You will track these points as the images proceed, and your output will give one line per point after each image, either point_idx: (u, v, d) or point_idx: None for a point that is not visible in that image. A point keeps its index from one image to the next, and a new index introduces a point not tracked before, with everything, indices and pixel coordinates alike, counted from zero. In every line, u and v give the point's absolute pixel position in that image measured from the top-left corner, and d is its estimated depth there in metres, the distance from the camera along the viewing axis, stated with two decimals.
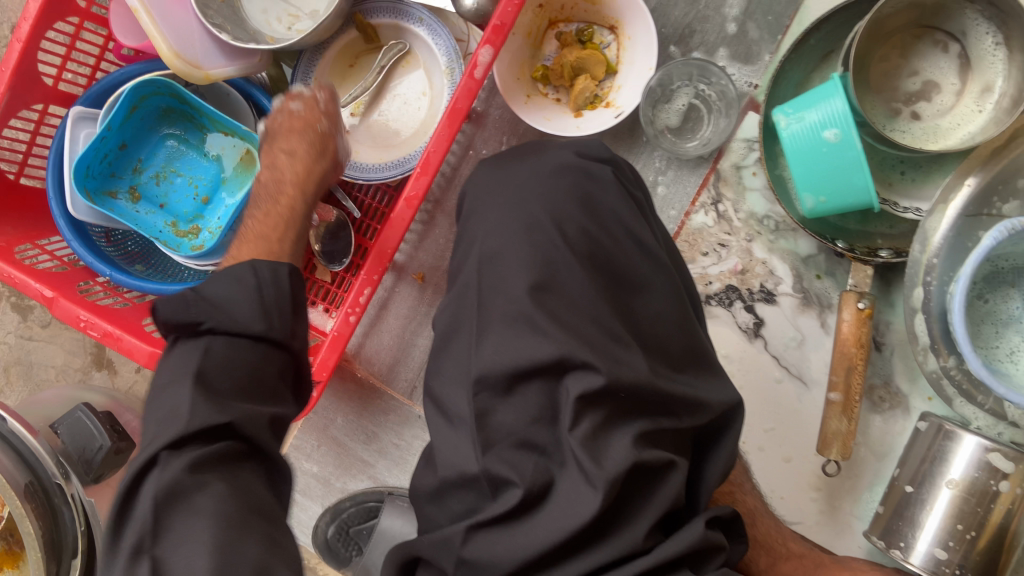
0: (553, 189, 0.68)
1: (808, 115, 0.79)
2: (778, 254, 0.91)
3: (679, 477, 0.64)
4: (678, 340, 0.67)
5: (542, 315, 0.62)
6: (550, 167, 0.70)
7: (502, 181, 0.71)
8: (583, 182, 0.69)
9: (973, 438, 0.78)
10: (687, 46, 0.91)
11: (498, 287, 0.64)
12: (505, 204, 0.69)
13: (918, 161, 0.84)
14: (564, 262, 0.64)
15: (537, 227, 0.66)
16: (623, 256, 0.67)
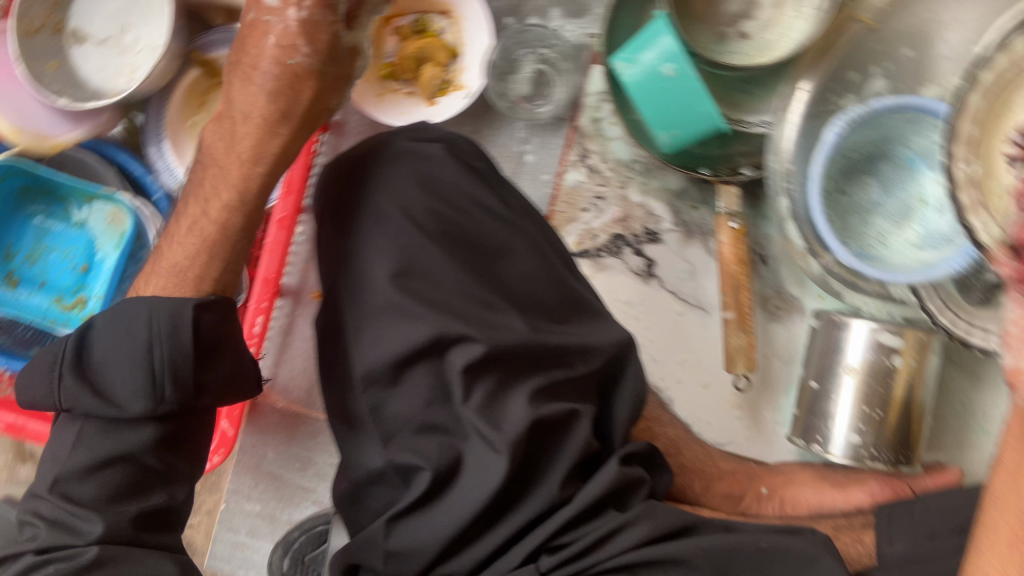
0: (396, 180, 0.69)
1: (644, 57, 0.82)
2: (653, 195, 0.94)
3: (586, 422, 0.67)
4: (552, 293, 0.70)
5: (409, 299, 0.63)
6: (387, 155, 0.71)
7: (341, 178, 0.71)
8: (423, 163, 0.70)
9: (862, 324, 0.81)
10: (521, 14, 0.93)
11: (363, 282, 0.66)
12: (351, 202, 0.69)
13: (758, 77, 0.87)
14: (419, 245, 0.66)
15: (385, 217, 0.67)
16: (476, 226, 0.69)
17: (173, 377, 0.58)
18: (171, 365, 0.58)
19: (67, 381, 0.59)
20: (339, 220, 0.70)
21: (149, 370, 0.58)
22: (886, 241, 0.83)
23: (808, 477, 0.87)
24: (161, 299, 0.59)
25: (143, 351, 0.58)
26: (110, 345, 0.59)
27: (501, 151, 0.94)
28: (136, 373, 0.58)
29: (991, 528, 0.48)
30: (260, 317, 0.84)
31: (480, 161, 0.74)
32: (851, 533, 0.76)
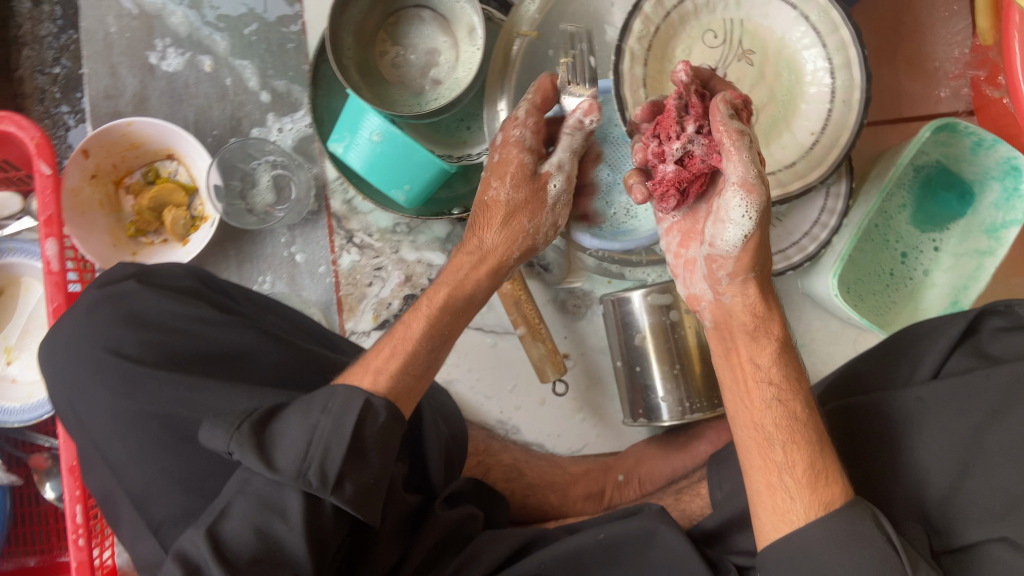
0: (110, 334, 0.64)
1: (352, 136, 0.86)
2: (425, 248, 0.97)
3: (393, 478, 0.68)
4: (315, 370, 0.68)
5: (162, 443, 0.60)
6: (86, 312, 0.66)
7: (55, 364, 0.66)
8: (124, 305, 0.66)
9: (637, 294, 0.85)
10: (243, 132, 0.97)
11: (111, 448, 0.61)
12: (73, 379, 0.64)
13: (470, 112, 0.93)
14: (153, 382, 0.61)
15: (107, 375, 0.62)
16: (205, 337, 0.65)
17: (321, 467, 0.52)
18: (329, 453, 0.53)
19: (243, 442, 0.54)
20: (71, 397, 0.65)
21: (310, 451, 0.53)
22: (632, 213, 0.88)
23: (655, 450, 0.91)
24: (339, 387, 0.57)
25: (310, 427, 0.54)
26: (289, 420, 0.55)
27: (272, 260, 0.97)
28: (300, 454, 0.53)
29: (747, 449, 0.65)
30: (78, 506, 0.82)
31: (187, 276, 0.71)
32: (690, 490, 0.81)
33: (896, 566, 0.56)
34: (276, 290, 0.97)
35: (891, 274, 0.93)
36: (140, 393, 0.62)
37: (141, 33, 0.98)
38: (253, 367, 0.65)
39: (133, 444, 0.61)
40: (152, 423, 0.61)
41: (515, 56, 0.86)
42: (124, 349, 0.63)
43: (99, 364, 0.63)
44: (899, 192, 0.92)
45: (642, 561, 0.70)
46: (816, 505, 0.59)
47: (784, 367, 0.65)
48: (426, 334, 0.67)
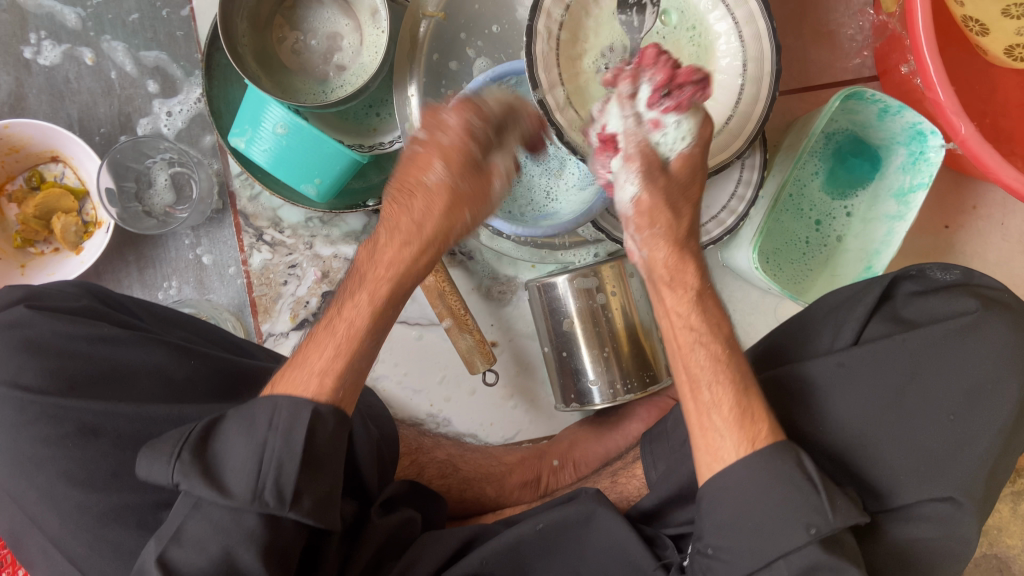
0: (1, 368, 0.59)
1: (253, 129, 0.81)
2: (342, 242, 0.93)
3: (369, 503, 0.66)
4: (226, 379, 0.65)
5: (81, 471, 0.56)
6: None
7: None
8: (14, 331, 0.60)
9: (561, 279, 0.84)
10: (133, 128, 0.91)
11: (21, 482, 0.57)
12: None
13: (381, 98, 0.90)
14: (66, 408, 0.57)
15: (17, 404, 0.58)
16: (114, 355, 0.61)
17: (277, 487, 0.52)
18: (283, 468, 0.52)
19: (184, 468, 0.52)
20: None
21: (262, 468, 0.52)
22: (552, 195, 0.88)
23: (587, 433, 0.89)
24: (280, 398, 0.55)
25: (258, 446, 0.53)
26: (232, 438, 0.54)
27: (176, 264, 0.92)
28: (251, 474, 0.52)
29: (681, 393, 0.60)
30: None
31: (79, 295, 0.65)
32: (626, 471, 0.79)
33: (814, 504, 0.53)
34: (184, 295, 0.92)
35: (805, 243, 0.94)
36: (45, 426, 0.57)
37: (10, 26, 0.89)
38: (159, 380, 0.61)
39: (42, 483, 0.56)
40: (59, 456, 0.56)
41: (422, 37, 0.82)
42: (20, 380, 0.58)
43: None
44: (811, 163, 0.94)
45: (582, 546, 0.69)
46: (746, 441, 0.56)
47: (702, 313, 0.62)
48: (369, 334, 0.61)
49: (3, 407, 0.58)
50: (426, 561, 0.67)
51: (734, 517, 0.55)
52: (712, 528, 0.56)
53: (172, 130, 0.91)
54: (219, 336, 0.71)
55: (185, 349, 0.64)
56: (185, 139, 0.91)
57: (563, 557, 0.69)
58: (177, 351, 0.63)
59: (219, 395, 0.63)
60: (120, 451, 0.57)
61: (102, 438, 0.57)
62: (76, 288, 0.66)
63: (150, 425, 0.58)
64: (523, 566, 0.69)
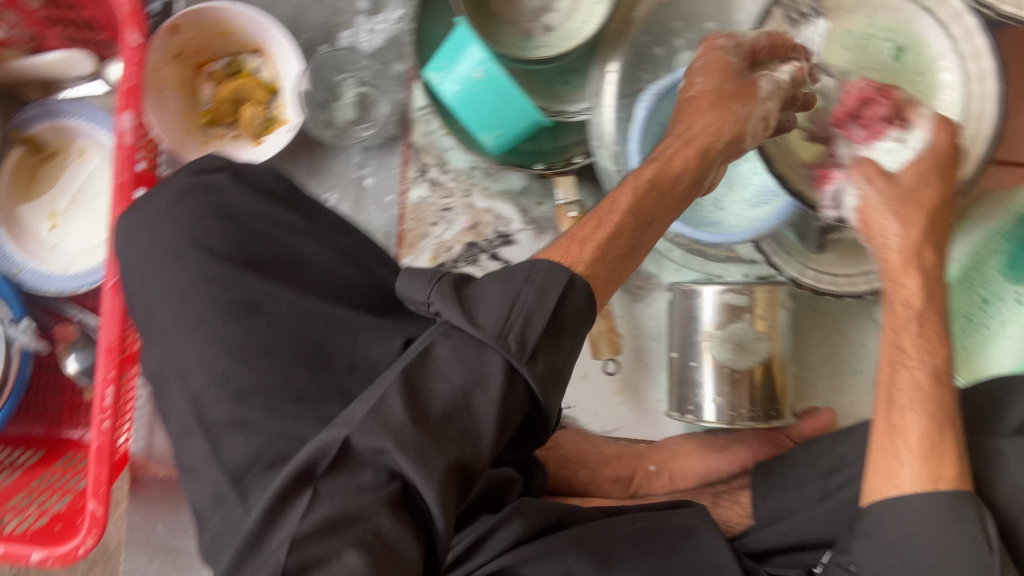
0: (190, 227, 0.61)
1: (453, 66, 0.83)
2: (498, 198, 0.94)
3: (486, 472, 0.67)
4: (381, 294, 0.64)
5: (235, 342, 0.57)
6: (172, 196, 0.63)
7: (134, 239, 0.63)
8: (211, 197, 0.63)
9: (709, 290, 0.82)
10: (335, 41, 0.93)
11: (176, 339, 0.59)
12: (152, 255, 0.62)
13: (575, 67, 0.90)
14: (233, 278, 0.59)
15: (191, 260, 0.60)
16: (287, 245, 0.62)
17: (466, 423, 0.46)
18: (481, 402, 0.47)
19: (444, 294, 0.50)
20: (141, 285, 0.62)
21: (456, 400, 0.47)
22: (720, 205, 0.86)
23: (691, 447, 0.86)
24: (538, 261, 0.51)
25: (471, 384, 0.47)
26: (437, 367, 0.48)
27: (340, 179, 0.94)
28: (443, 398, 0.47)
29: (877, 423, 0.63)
30: (110, 388, 0.82)
31: (279, 180, 0.68)
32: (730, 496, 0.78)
33: (985, 561, 0.54)
34: (340, 210, 0.94)
35: (964, 320, 0.89)
36: (212, 291, 0.59)
37: None
38: (325, 276, 0.62)
39: (196, 343, 0.58)
40: (219, 322, 0.58)
41: (637, 17, 0.83)
42: (201, 240, 0.61)
43: (175, 250, 0.61)
44: (993, 240, 0.87)
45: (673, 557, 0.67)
46: (928, 481, 0.57)
47: (919, 337, 0.64)
48: (633, 208, 0.58)
49: (179, 262, 0.60)
50: (518, 522, 0.66)
51: (889, 545, 0.56)
52: (861, 550, 0.57)
53: (369, 48, 0.93)
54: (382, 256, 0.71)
55: (352, 258, 0.65)
56: (379, 58, 0.93)
57: None
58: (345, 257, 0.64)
59: (373, 306, 0.63)
60: (272, 333, 0.57)
61: (260, 317, 0.58)
62: (277, 178, 0.68)
63: (303, 316, 0.58)
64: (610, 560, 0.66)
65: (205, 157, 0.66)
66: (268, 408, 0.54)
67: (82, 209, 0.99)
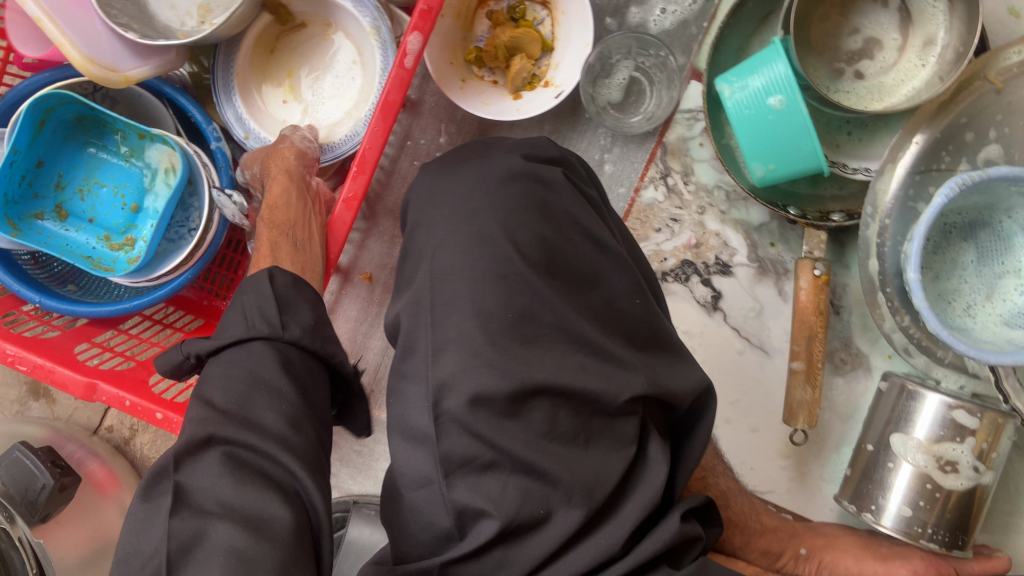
0: (502, 204, 0.59)
1: (751, 82, 0.78)
2: (731, 225, 0.89)
3: (674, 520, 0.62)
4: (649, 330, 0.62)
5: (501, 343, 0.55)
6: (499, 172, 0.62)
7: (446, 190, 0.63)
8: (535, 190, 0.61)
9: (935, 397, 0.78)
10: (623, 17, 0.87)
11: (452, 303, 0.57)
12: (453, 215, 0.61)
13: (864, 120, 0.84)
14: (520, 275, 0.57)
15: (488, 240, 0.58)
16: (577, 255, 0.60)
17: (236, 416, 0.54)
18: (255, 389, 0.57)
19: None
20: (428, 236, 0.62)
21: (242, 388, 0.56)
22: (972, 311, 0.80)
23: (850, 543, 0.85)
24: None
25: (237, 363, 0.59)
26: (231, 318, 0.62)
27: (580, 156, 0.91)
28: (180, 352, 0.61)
29: None
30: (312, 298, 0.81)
31: (595, 184, 0.67)
32: None
33: None
34: None
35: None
36: (492, 283, 0.57)
37: None
38: (602, 298, 0.60)
39: (463, 327, 0.56)
40: (491, 310, 0.56)
41: (968, 93, 0.75)
42: (512, 233, 0.58)
43: (477, 228, 0.59)
44: None
45: None
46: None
47: None
48: None
49: (477, 242, 0.59)
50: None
51: None
52: None
53: (657, 27, 0.87)
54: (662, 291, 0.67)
55: (641, 290, 0.62)
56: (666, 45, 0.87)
57: None
58: (632, 283, 0.62)
59: (641, 342, 0.61)
60: (537, 349, 0.56)
61: (533, 326, 0.57)
62: (588, 174, 0.67)
63: (566, 340, 0.57)
64: None
65: (544, 140, 0.65)
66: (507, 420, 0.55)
67: (324, 85, 0.92)
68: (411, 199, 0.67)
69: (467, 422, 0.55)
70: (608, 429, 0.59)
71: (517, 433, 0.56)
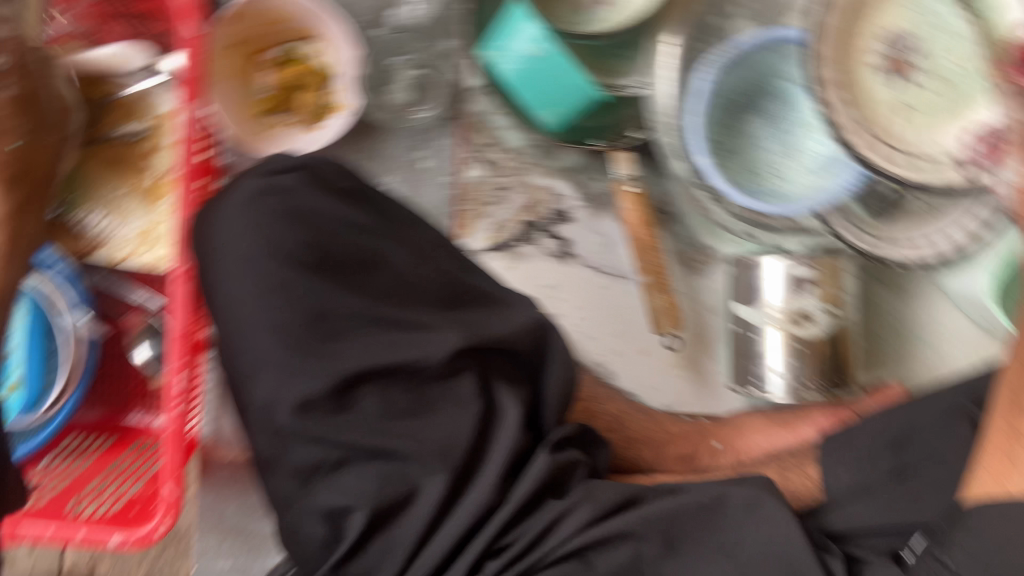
0: (264, 230, 0.64)
1: (508, 44, 0.81)
2: (557, 175, 0.93)
3: (546, 453, 0.67)
4: (437, 286, 0.68)
5: (300, 346, 0.60)
6: (244, 198, 0.65)
7: (205, 233, 0.66)
8: (283, 199, 0.65)
9: (774, 261, 0.81)
10: (384, 24, 0.93)
11: (246, 330, 0.61)
12: (218, 253, 0.64)
13: (629, 41, 0.87)
14: (293, 280, 0.62)
15: (254, 260, 0.63)
16: (343, 242, 0.66)
17: None
18: None
19: None
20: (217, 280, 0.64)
21: None
22: (778, 175, 0.85)
23: (756, 423, 0.88)
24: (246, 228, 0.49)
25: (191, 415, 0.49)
26: None
27: (390, 161, 0.93)
28: None
29: (998, 405, 0.54)
30: (183, 375, 0.81)
31: (344, 175, 0.70)
32: (798, 466, 0.79)
33: None
34: (395, 191, 0.93)
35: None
36: (276, 297, 0.61)
37: None
38: (387, 275, 0.67)
39: (263, 345, 0.60)
40: (279, 321, 0.61)
41: None
42: (274, 247, 0.63)
43: (247, 255, 0.63)
44: None
45: (741, 530, 0.68)
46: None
47: None
48: None
49: (250, 266, 0.63)
50: (588, 506, 0.67)
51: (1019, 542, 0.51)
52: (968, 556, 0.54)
53: (418, 16, 0.92)
54: (450, 249, 0.73)
55: (422, 257, 0.69)
56: (427, 36, 0.93)
57: (715, 536, 0.68)
58: (402, 251, 0.68)
59: (441, 300, 0.67)
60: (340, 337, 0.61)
61: (327, 321, 0.62)
62: (344, 176, 0.70)
63: (368, 323, 0.63)
64: (675, 538, 0.68)
65: (276, 156, 0.68)
66: (331, 412, 0.59)
67: None
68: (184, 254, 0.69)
69: (301, 432, 0.58)
70: (446, 393, 0.63)
71: (357, 425, 0.59)
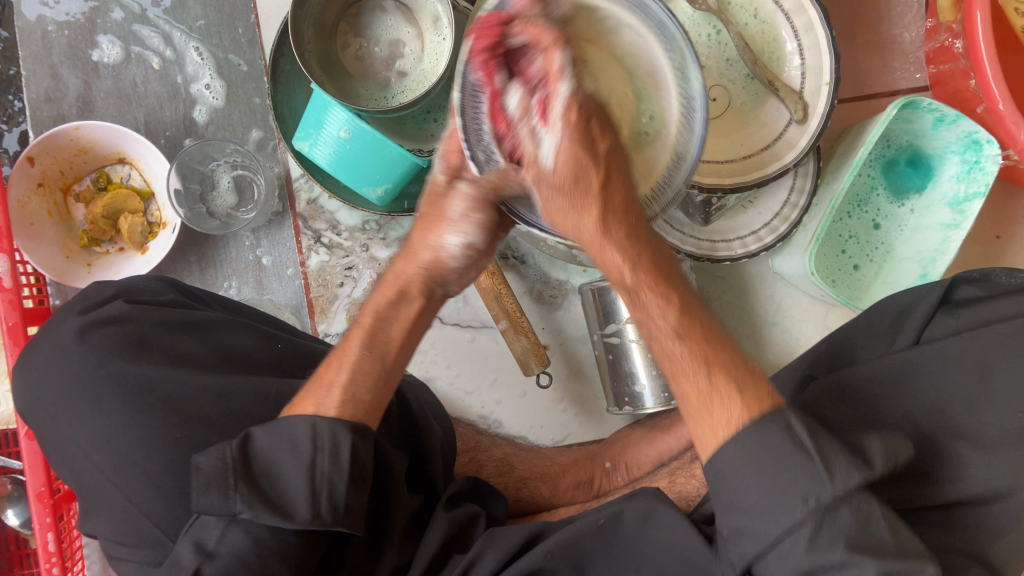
0: (104, 356, 0.63)
1: (317, 131, 0.82)
2: (397, 244, 0.94)
3: (442, 514, 0.71)
4: (287, 355, 0.71)
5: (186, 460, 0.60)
6: (70, 338, 0.65)
7: (39, 383, 0.65)
8: (112, 328, 0.65)
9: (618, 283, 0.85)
10: (197, 132, 0.93)
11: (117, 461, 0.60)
12: (61, 398, 0.63)
13: (439, 104, 0.90)
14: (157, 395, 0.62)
15: (100, 394, 0.62)
16: (180, 346, 0.66)
17: None
18: None
19: (236, 471, 0.54)
20: (55, 437, 0.64)
21: None
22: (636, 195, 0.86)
23: (639, 435, 0.90)
24: (317, 421, 0.56)
25: (306, 466, 0.54)
26: None
27: (236, 264, 0.94)
28: None
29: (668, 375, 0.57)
30: (50, 535, 0.81)
31: (163, 291, 0.73)
32: (686, 471, 0.81)
33: (811, 473, 0.50)
34: (244, 296, 0.94)
35: (844, 254, 0.93)
36: (146, 419, 0.61)
37: (78, 31, 0.92)
38: (238, 358, 0.67)
39: (138, 474, 0.60)
40: (154, 442, 0.60)
41: None
42: (116, 373, 0.63)
43: (96, 391, 0.62)
44: (863, 172, 0.93)
45: (642, 545, 0.68)
46: (750, 407, 0.52)
47: (653, 297, 0.56)
48: (393, 357, 0.64)
49: (105, 401, 0.62)
50: (492, 554, 0.68)
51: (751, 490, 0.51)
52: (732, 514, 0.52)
53: (220, 102, 0.93)
54: (282, 327, 0.77)
55: (269, 338, 0.71)
56: (237, 135, 0.93)
57: (623, 556, 0.68)
58: (245, 329, 0.70)
59: (300, 369, 0.71)
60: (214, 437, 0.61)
61: (193, 427, 0.61)
62: (160, 282, 0.73)
63: (248, 396, 0.63)
64: (585, 563, 0.69)
65: (90, 292, 0.70)
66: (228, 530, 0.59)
67: None
68: (21, 411, 0.67)
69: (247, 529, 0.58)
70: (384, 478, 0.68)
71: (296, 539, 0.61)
